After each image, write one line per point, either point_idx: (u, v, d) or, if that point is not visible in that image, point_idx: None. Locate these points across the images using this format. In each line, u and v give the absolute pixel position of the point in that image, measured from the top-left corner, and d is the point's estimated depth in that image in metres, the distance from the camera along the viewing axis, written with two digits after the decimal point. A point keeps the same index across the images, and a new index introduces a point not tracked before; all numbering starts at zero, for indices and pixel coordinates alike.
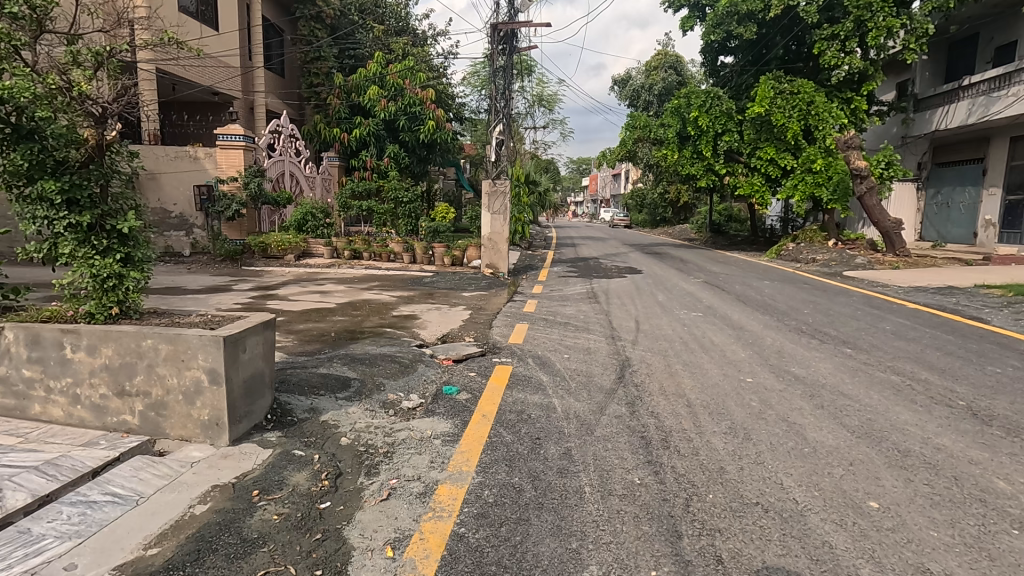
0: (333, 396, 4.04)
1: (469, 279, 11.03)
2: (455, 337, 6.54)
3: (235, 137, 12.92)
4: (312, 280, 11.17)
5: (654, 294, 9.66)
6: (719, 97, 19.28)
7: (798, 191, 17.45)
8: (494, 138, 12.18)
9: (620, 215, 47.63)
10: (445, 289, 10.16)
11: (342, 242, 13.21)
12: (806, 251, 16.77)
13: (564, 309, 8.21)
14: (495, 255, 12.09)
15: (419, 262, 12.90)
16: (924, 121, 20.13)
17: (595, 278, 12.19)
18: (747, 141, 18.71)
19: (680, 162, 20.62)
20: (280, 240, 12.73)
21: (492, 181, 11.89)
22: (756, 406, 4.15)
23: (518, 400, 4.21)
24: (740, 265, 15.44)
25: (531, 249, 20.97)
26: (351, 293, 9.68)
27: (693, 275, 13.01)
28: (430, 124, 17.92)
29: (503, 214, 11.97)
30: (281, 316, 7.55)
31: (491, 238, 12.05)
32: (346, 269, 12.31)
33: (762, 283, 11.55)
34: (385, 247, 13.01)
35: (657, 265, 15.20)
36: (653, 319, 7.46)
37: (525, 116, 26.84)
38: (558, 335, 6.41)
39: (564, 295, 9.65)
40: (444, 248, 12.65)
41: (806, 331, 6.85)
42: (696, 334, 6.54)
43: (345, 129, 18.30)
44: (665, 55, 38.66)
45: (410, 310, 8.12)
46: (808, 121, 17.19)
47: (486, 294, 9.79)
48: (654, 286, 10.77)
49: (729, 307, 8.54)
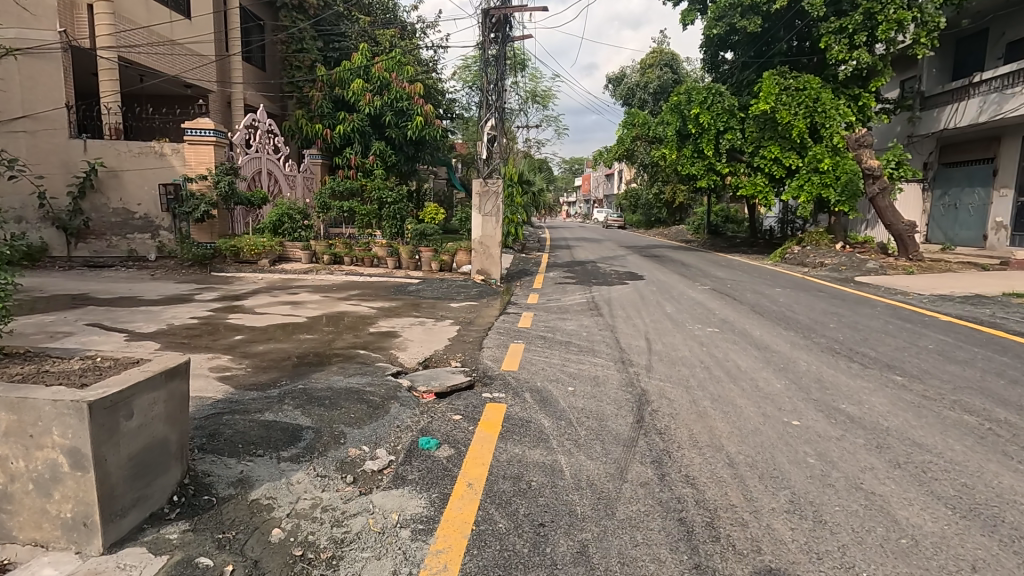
0: (273, 457, 3.12)
1: (458, 287, 10.13)
2: (440, 360, 5.64)
3: (204, 131, 11.96)
4: (287, 287, 10.23)
5: (662, 305, 8.80)
6: (721, 94, 18.52)
7: (804, 192, 16.64)
8: (485, 134, 11.25)
9: (614, 216, 46.86)
10: (432, 299, 9.26)
11: (322, 246, 12.26)
12: (813, 256, 16.02)
13: (564, 324, 7.33)
14: (486, 260, 11.17)
15: (404, 267, 11.99)
16: (931, 119, 19.41)
17: (594, 285, 11.33)
18: (750, 140, 17.95)
19: (680, 162, 19.80)
20: (253, 244, 11.77)
21: (483, 181, 11.00)
22: (816, 464, 3.28)
23: (516, 458, 3.31)
24: (746, 270, 14.64)
25: (524, 251, 20.11)
26: (327, 303, 8.75)
27: (698, 281, 12.18)
28: (419, 119, 17.06)
29: (496, 215, 11.05)
30: (242, 333, 6.61)
31: (481, 241, 11.12)
32: (325, 275, 11.38)
33: (773, 291, 10.74)
34: (368, 251, 12.11)
35: (659, 270, 14.38)
36: (665, 336, 6.59)
37: (518, 113, 25.93)
38: (560, 359, 5.52)
39: (562, 306, 8.77)
40: (432, 252, 11.75)
41: (841, 352, 6.01)
42: (717, 357, 5.68)
43: (329, 125, 17.30)
44: (660, 52, 37.85)
45: (391, 325, 7.22)
46: (814, 118, 16.44)
47: (475, 305, 8.91)
48: (660, 295, 9.91)
49: (746, 320, 7.69)
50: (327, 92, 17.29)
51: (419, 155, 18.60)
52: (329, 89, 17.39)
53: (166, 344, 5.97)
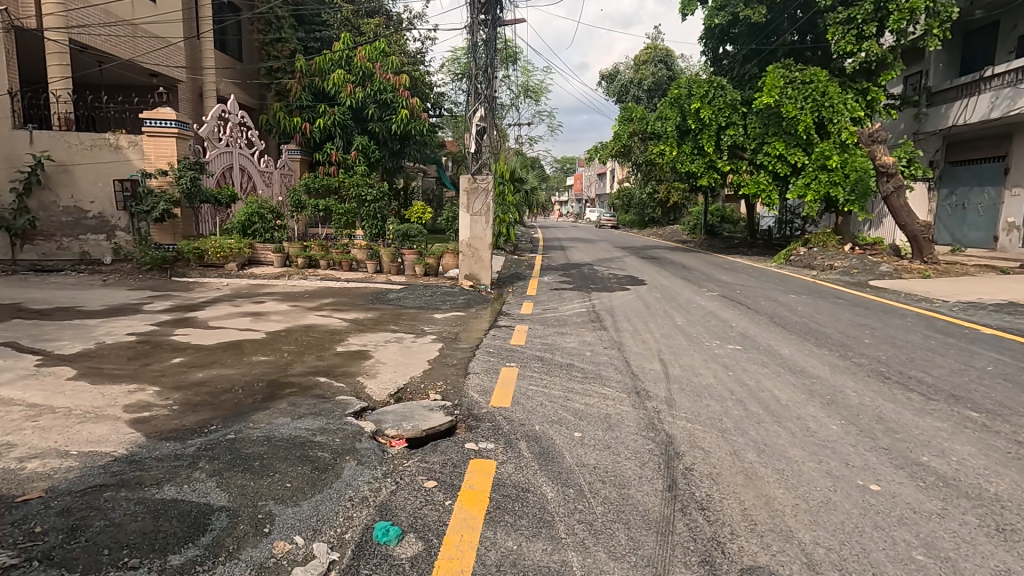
0: (156, 569, 2.14)
1: (445, 294, 9.13)
2: (416, 392, 4.65)
3: (165, 122, 10.93)
4: (253, 294, 9.20)
5: (671, 316, 7.88)
6: (722, 87, 17.68)
7: (810, 190, 15.83)
8: (473, 126, 10.26)
9: (607, 215, 46.00)
10: (413, 308, 8.26)
11: (295, 248, 11.23)
12: (821, 258, 15.21)
13: (563, 340, 6.37)
14: (475, 264, 10.18)
15: (386, 271, 11.03)
16: (938, 116, 18.68)
17: (593, 291, 10.41)
18: (753, 136, 17.13)
19: (679, 159, 18.88)
20: (218, 245, 10.70)
21: (472, 176, 10.04)
22: (929, 565, 2.35)
23: (511, 562, 2.35)
24: (752, 274, 13.79)
25: (517, 253, 19.17)
26: (295, 314, 7.73)
27: (705, 286, 11.31)
28: (404, 113, 16.10)
29: (487, 215, 10.10)
30: (184, 355, 5.57)
31: (470, 243, 10.14)
32: (298, 280, 10.38)
33: (788, 298, 9.88)
34: (346, 253, 11.11)
35: (660, 273, 13.49)
36: (683, 356, 5.66)
37: (509, 108, 24.90)
38: (561, 390, 4.56)
39: (560, 316, 7.81)
40: (416, 255, 10.75)
41: (891, 377, 5.11)
42: (749, 386, 4.73)
43: (308, 118, 16.22)
44: (654, 48, 37.00)
45: (364, 342, 6.25)
46: (821, 113, 15.62)
47: (463, 315, 7.94)
48: (666, 303, 9.00)
49: (768, 335, 6.78)
50: (306, 83, 16.20)
51: (405, 151, 17.60)
52: (308, 79, 16.28)
53: (86, 370, 4.92)
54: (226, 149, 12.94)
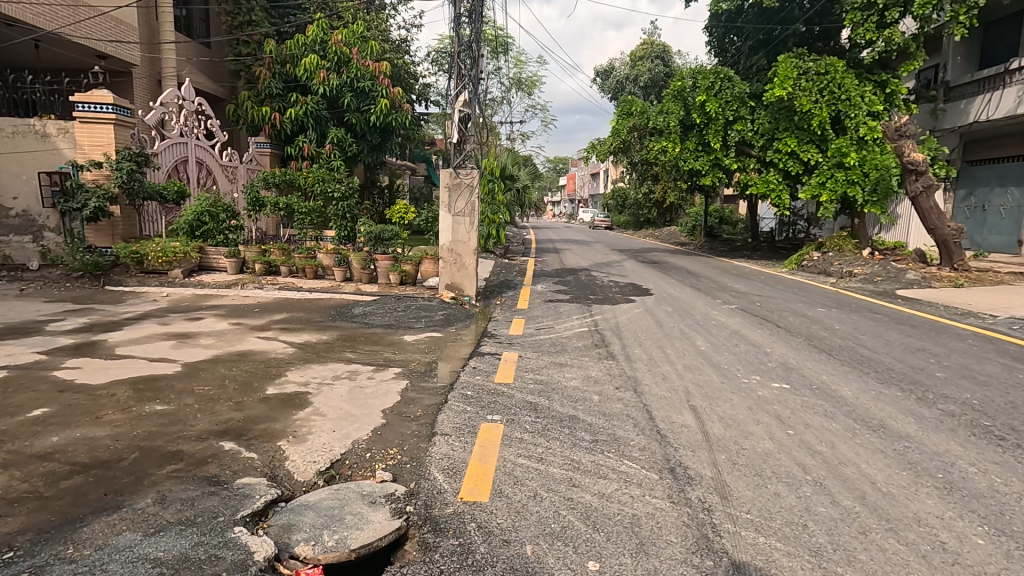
0: None
1: (422, 308, 7.72)
2: (358, 469, 3.28)
3: (100, 107, 9.46)
4: (194, 308, 7.81)
5: (690, 339, 6.53)
6: (730, 79, 16.39)
7: (826, 190, 14.61)
8: (456, 112, 8.82)
9: (600, 216, 44.71)
10: (380, 328, 6.87)
11: (253, 252, 9.82)
12: (838, 264, 13.98)
13: (561, 375, 5.00)
14: (457, 273, 8.81)
15: (356, 279, 9.65)
16: (957, 112, 17.43)
17: (593, 303, 9.11)
18: (763, 131, 15.87)
19: (682, 156, 17.31)
20: (160, 250, 9.24)
21: (454, 172, 8.69)
22: None
23: None
24: (766, 282, 12.56)
25: (507, 256, 17.86)
26: (235, 335, 6.33)
27: (719, 297, 10.03)
28: (383, 102, 14.73)
29: (471, 216, 8.71)
30: (58, 402, 4.15)
31: (452, 248, 8.76)
32: (253, 290, 9.00)
33: (817, 313, 8.57)
34: (311, 259, 9.68)
35: (664, 280, 12.24)
36: (721, 404, 4.30)
37: (500, 102, 23.50)
38: (564, 466, 3.22)
39: (557, 338, 6.47)
40: (390, 261, 9.39)
41: (1006, 435, 3.81)
42: (825, 459, 3.38)
43: (278, 109, 14.74)
44: (650, 43, 35.75)
45: (307, 378, 4.86)
46: (837, 106, 14.41)
47: (439, 337, 6.56)
48: (680, 320, 7.69)
49: (815, 366, 5.46)
50: (275, 70, 14.64)
51: (386, 144, 16.19)
52: (278, 66, 14.74)
53: None
54: (177, 139, 11.50)
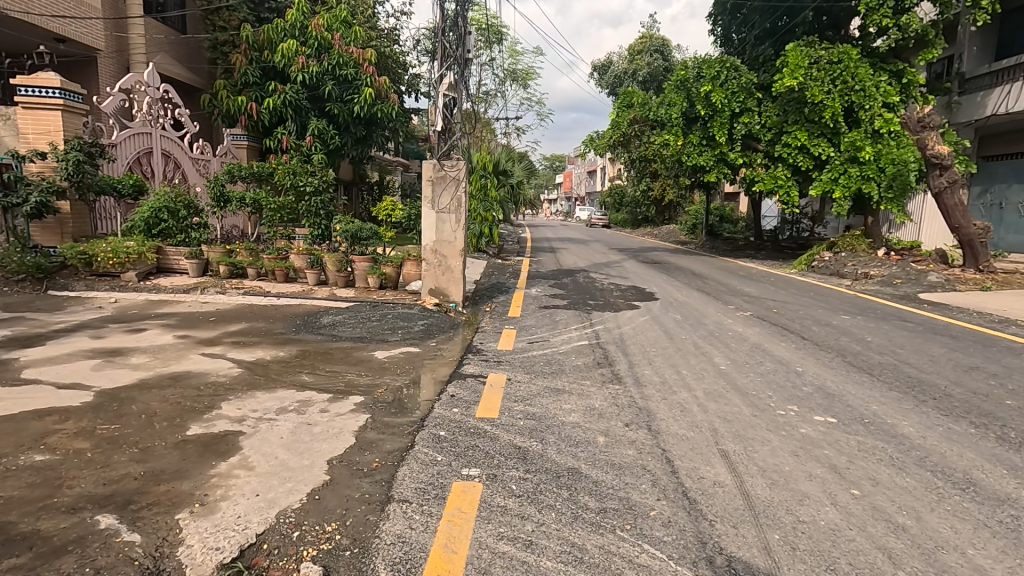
0: None
1: (401, 318, 6.82)
2: (280, 557, 2.38)
3: (45, 91, 8.51)
4: (142, 316, 6.90)
5: (707, 355, 5.64)
6: (736, 68, 15.52)
7: (839, 187, 13.80)
8: (439, 96, 7.88)
9: (597, 214, 43.89)
10: (350, 342, 5.95)
11: (218, 253, 8.89)
12: (853, 266, 13.13)
13: (558, 407, 4.09)
14: (442, 276, 7.91)
15: (331, 283, 8.75)
16: (973, 104, 16.55)
17: (593, 309, 8.24)
18: (771, 124, 15.00)
19: (685, 151, 16.48)
20: (111, 250, 8.28)
21: (438, 163, 7.76)
22: None
23: None
24: (778, 285, 11.70)
25: (502, 256, 16.98)
26: (177, 351, 5.41)
27: (731, 302, 9.18)
28: (368, 92, 13.84)
29: (458, 213, 7.78)
30: None
31: (435, 249, 7.86)
32: (215, 295, 8.08)
33: (842, 321, 7.71)
34: (281, 260, 8.75)
35: (668, 283, 11.40)
36: (760, 450, 3.42)
37: (495, 94, 22.56)
38: (562, 556, 2.34)
39: (554, 355, 5.59)
40: (368, 263, 8.51)
41: None
42: (914, 540, 2.50)
43: (255, 98, 13.73)
44: (649, 37, 34.89)
45: (246, 412, 3.93)
46: (851, 97, 13.57)
47: (416, 353, 5.64)
48: (692, 331, 6.82)
49: (861, 392, 4.57)
50: (252, 56, 13.61)
51: (371, 137, 15.28)
52: (256, 52, 13.72)
53: None
54: (139, 129, 10.55)
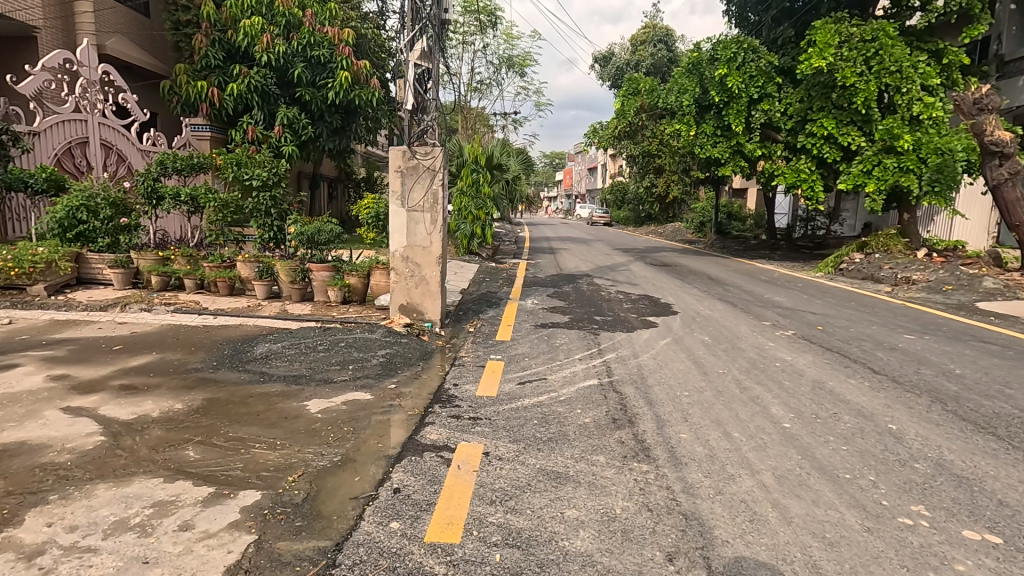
0: None
1: (357, 347, 5.34)
2: None
3: None
4: (32, 344, 5.44)
5: (760, 404, 4.14)
6: (755, 49, 13.98)
7: (873, 180, 12.32)
8: (411, 67, 6.34)
9: (599, 212, 42.40)
10: (280, 386, 4.45)
11: (150, 261, 7.40)
12: (890, 269, 11.69)
13: (557, 518, 2.61)
14: (414, 290, 6.44)
15: (284, 297, 7.30)
16: (1015, 88, 14.91)
17: (601, 327, 6.80)
18: (794, 111, 13.48)
19: (697, 141, 14.97)
20: (11, 258, 6.75)
21: (407, 149, 6.25)
22: None
23: None
24: (810, 292, 10.24)
25: (496, 258, 15.57)
26: (36, 403, 3.93)
27: (763, 316, 7.70)
28: (344, 75, 12.35)
29: (433, 212, 6.29)
30: None
31: (406, 255, 6.39)
32: (139, 313, 6.60)
33: (909, 343, 6.23)
34: (225, 269, 7.29)
35: (685, 291, 9.93)
36: None
37: (491, 82, 21.03)
38: None
39: (552, 403, 4.13)
40: (329, 273, 7.09)
41: None
42: None
43: (217, 85, 12.19)
44: (652, 26, 33.35)
45: (56, 533, 2.44)
46: (886, 79, 12.07)
47: (364, 403, 4.15)
48: (730, 361, 5.35)
49: (1006, 475, 3.09)
50: (214, 37, 12.06)
51: (348, 127, 13.79)
52: (218, 32, 12.17)
53: None
54: (72, 115, 9.09)
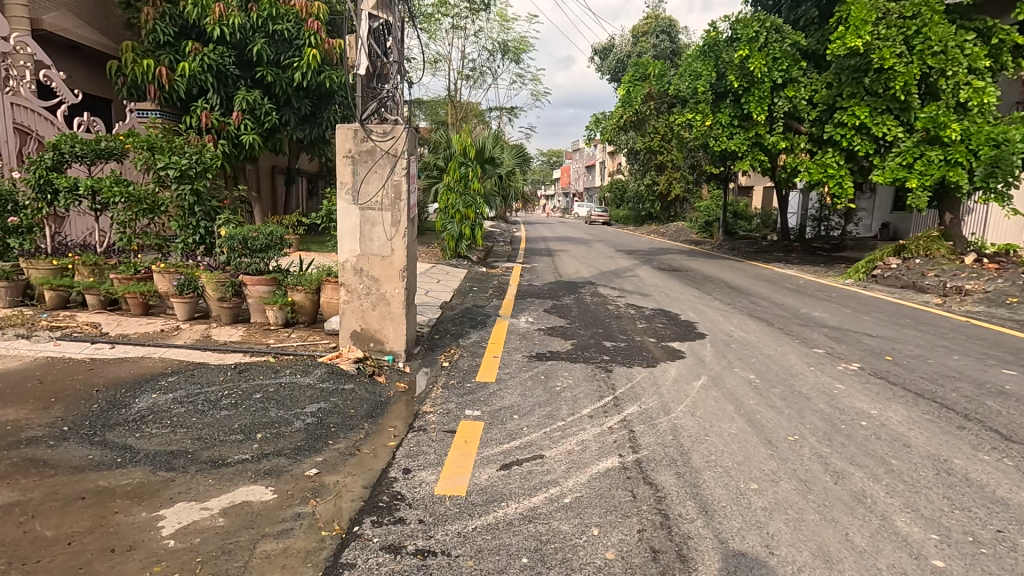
0: None
1: (278, 400, 3.81)
2: None
3: None
4: None
5: (873, 512, 2.67)
6: (779, 29, 12.48)
7: (915, 174, 10.87)
8: (366, 20, 4.81)
9: (597, 210, 40.91)
10: (138, 475, 2.92)
11: (43, 271, 5.87)
12: (936, 277, 10.25)
13: None
14: (369, 312, 4.94)
15: (212, 317, 5.80)
16: None
17: (612, 358, 5.30)
18: (822, 98, 12.01)
19: (711, 133, 13.48)
20: None
21: (360, 127, 4.74)
22: None
23: None
24: (851, 305, 8.77)
25: (486, 261, 14.06)
26: None
27: (812, 340, 6.23)
28: (311, 54, 10.84)
29: (393, 210, 4.79)
30: None
31: (357, 265, 4.88)
32: (11, 340, 5.06)
33: (1017, 384, 4.77)
34: (136, 282, 5.78)
35: (705, 304, 8.45)
36: None
37: (483, 70, 19.46)
38: None
39: (552, 512, 2.64)
40: (267, 287, 5.61)
41: None
42: None
43: (166, 64, 10.57)
44: (654, 17, 31.86)
45: None
46: (930, 60, 10.62)
47: (254, 511, 2.63)
48: (797, 419, 3.86)
49: None
50: (164, 9, 10.51)
51: (320, 114, 12.28)
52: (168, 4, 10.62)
53: None
54: None
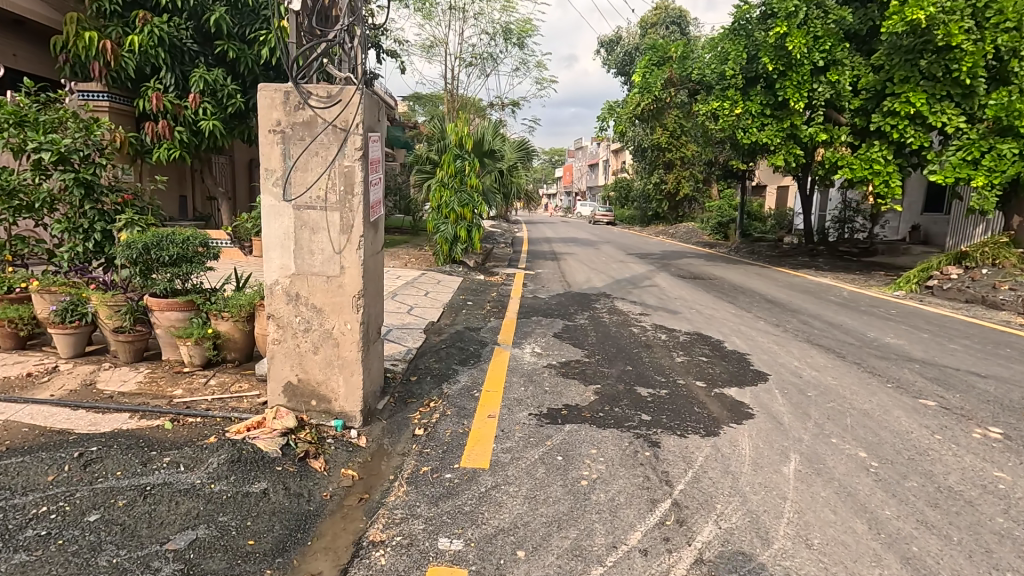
0: None
1: (126, 527, 2.29)
2: None
3: None
4: None
5: None
6: (821, 4, 10.96)
7: (982, 171, 9.35)
8: None
9: (601, 210, 39.48)
10: None
11: None
12: (1012, 289, 8.72)
13: None
14: (307, 355, 3.43)
15: (111, 353, 4.33)
16: None
17: (653, 418, 3.79)
18: (870, 83, 10.47)
19: (739, 122, 11.98)
20: None
21: (293, 89, 3.21)
22: None
23: None
24: (923, 327, 7.25)
25: (484, 267, 12.59)
26: None
27: (912, 385, 4.70)
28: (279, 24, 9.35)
29: (341, 209, 3.27)
30: None
31: (291, 286, 3.38)
32: None
33: None
34: (7, 305, 4.30)
35: (749, 325, 6.93)
36: None
37: (483, 57, 17.91)
38: None
39: None
40: (178, 314, 4.11)
41: None
42: None
43: (114, 39, 9.00)
44: (663, 7, 30.36)
45: None
46: (1004, 37, 9.05)
47: None
48: (985, 559, 2.34)
49: None
50: None
51: None
52: None
53: None
54: None
